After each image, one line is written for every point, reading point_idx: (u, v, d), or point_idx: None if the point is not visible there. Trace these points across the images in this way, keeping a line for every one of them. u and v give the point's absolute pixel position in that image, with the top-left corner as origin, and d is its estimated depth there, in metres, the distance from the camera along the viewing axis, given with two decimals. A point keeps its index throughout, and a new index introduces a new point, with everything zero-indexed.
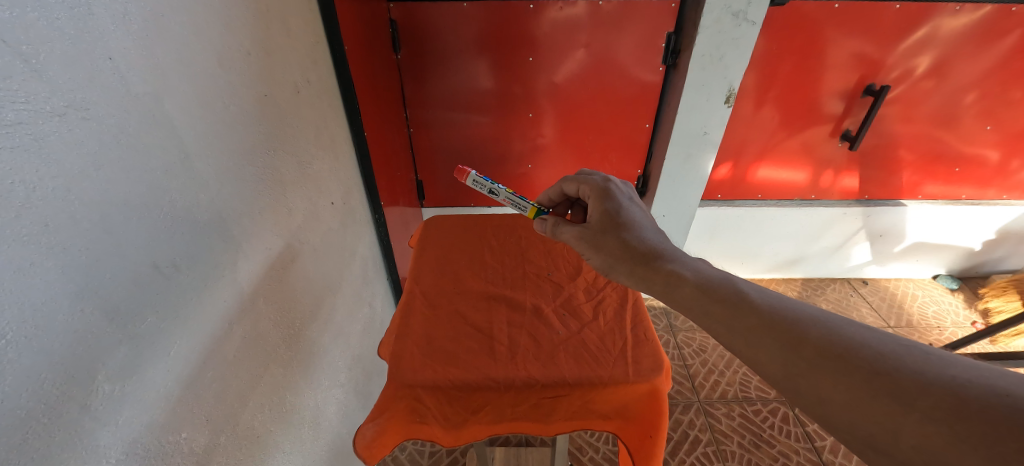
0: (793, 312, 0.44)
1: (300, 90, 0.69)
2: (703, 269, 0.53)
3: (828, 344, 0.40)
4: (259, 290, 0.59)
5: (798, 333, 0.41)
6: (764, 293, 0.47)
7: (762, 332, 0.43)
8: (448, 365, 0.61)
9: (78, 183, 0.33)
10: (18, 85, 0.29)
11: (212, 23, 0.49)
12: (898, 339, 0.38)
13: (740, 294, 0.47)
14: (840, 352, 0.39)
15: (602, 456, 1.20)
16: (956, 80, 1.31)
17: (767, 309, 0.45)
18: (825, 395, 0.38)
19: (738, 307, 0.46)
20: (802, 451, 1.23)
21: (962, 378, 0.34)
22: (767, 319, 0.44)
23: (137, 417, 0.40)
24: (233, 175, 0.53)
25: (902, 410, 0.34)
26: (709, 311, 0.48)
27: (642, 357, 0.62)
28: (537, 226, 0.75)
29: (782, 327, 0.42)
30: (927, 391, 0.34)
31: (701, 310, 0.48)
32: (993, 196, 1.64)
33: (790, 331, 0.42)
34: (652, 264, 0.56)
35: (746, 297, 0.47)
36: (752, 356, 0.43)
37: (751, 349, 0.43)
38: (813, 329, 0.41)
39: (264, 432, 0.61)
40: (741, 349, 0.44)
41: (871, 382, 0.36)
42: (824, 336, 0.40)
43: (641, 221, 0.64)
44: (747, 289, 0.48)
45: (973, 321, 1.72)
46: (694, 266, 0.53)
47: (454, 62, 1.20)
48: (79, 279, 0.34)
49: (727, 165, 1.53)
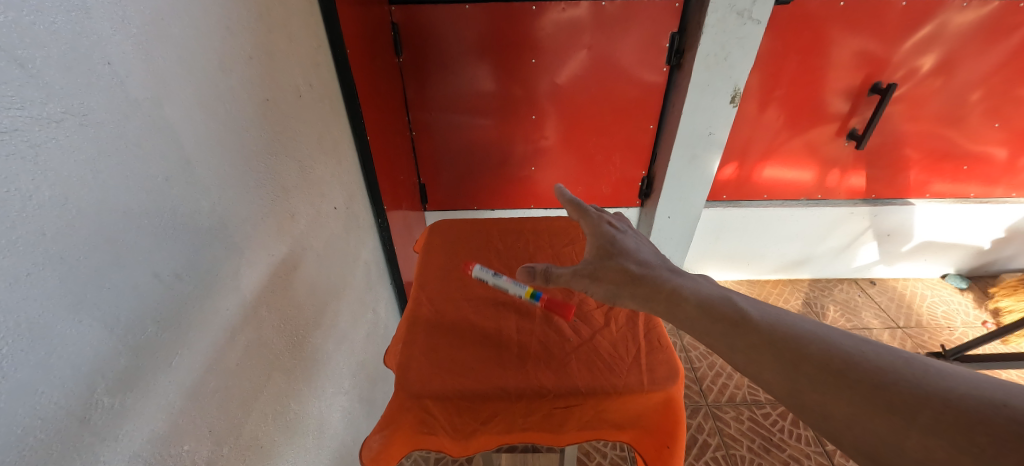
0: (794, 328, 0.43)
1: (302, 94, 0.68)
2: (703, 286, 0.52)
3: (829, 358, 0.38)
4: (261, 298, 0.58)
5: (796, 348, 0.40)
6: (763, 310, 0.46)
7: (763, 347, 0.42)
8: (457, 374, 0.60)
9: (77, 191, 0.33)
10: (14, 91, 0.29)
11: (212, 26, 0.48)
12: (896, 352, 0.37)
13: (740, 310, 0.46)
14: (841, 367, 0.37)
15: (609, 461, 1.18)
16: (963, 77, 1.29)
17: (766, 325, 0.44)
18: (829, 410, 0.36)
19: (741, 325, 0.45)
20: (813, 456, 1.21)
21: (958, 390, 0.32)
22: (768, 334, 0.43)
23: (138, 429, 0.39)
24: (234, 181, 0.52)
25: (903, 423, 0.33)
26: (710, 329, 0.47)
27: (656, 364, 0.61)
28: (518, 270, 0.65)
29: (782, 342, 0.41)
30: (926, 404, 0.32)
31: (705, 329, 0.47)
32: (1000, 195, 1.62)
33: (789, 346, 0.41)
34: (652, 281, 0.55)
35: (746, 316, 0.45)
36: (755, 373, 0.42)
37: (753, 366, 0.42)
38: (812, 344, 0.40)
39: (267, 441, 0.59)
40: (742, 359, 0.43)
41: (872, 397, 0.35)
42: (822, 350, 0.39)
43: (638, 247, 0.63)
44: (747, 306, 0.47)
45: (983, 321, 1.69)
46: (695, 284, 0.52)
47: (455, 64, 1.20)
48: (76, 290, 0.33)
49: (732, 165, 1.51)
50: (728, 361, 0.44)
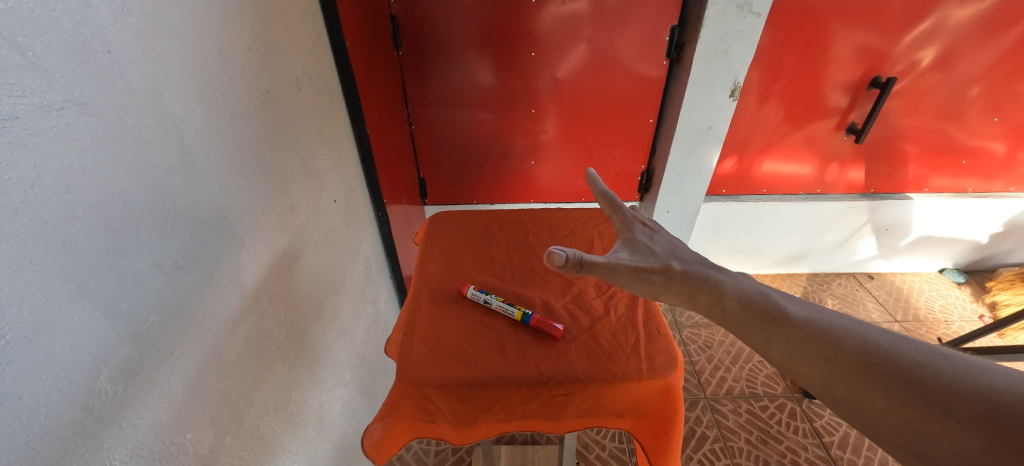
0: (831, 323, 0.43)
1: (301, 86, 0.68)
2: (744, 282, 0.52)
3: (865, 354, 0.39)
4: (261, 289, 0.58)
5: (833, 343, 0.41)
6: (801, 307, 0.47)
7: (800, 342, 0.43)
8: (458, 363, 0.60)
9: (77, 179, 0.33)
10: (15, 78, 0.29)
11: (212, 17, 0.48)
12: (936, 348, 0.38)
13: (778, 306, 0.47)
14: (878, 361, 0.38)
15: (608, 453, 1.19)
16: (963, 72, 1.29)
17: (804, 321, 0.44)
18: (863, 403, 0.37)
19: (779, 321, 0.46)
20: (810, 448, 1.22)
21: (997, 385, 0.33)
22: (805, 331, 0.43)
23: (142, 418, 0.39)
24: (235, 172, 0.52)
25: (938, 415, 0.33)
26: (748, 324, 0.48)
27: (655, 352, 0.62)
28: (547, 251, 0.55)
29: (820, 337, 0.42)
30: (962, 398, 0.33)
31: (744, 324, 0.48)
32: (999, 189, 1.63)
33: (827, 342, 0.42)
34: (694, 278, 0.54)
35: (784, 311, 0.46)
36: (792, 367, 0.43)
37: (789, 360, 0.43)
38: (849, 340, 0.41)
39: (268, 432, 0.60)
40: (779, 354, 0.44)
41: (908, 390, 0.36)
42: (859, 345, 0.40)
43: (675, 242, 0.61)
44: (785, 302, 0.48)
45: (980, 315, 1.71)
46: (736, 279, 0.52)
47: (455, 57, 1.19)
48: (77, 278, 0.33)
49: (732, 159, 1.51)
50: (766, 356, 0.45)
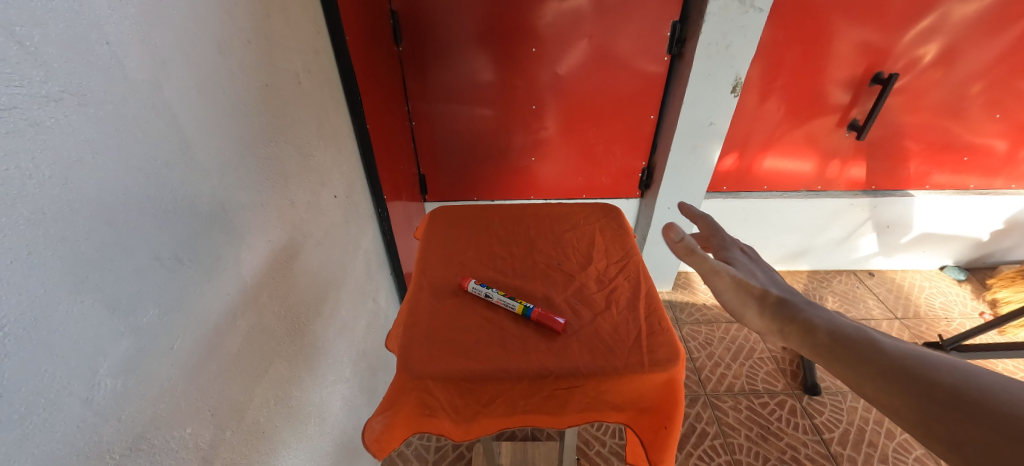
0: (929, 360, 0.39)
1: (301, 80, 0.68)
2: (836, 317, 0.47)
3: (967, 390, 0.35)
4: (261, 283, 0.58)
5: (929, 378, 0.37)
6: (895, 344, 0.42)
7: (892, 374, 0.38)
8: (458, 357, 0.60)
9: (75, 171, 0.32)
10: (12, 67, 0.28)
11: (211, 9, 0.47)
12: None
13: (871, 340, 0.42)
14: (982, 399, 0.34)
15: (608, 449, 1.19)
16: (965, 68, 1.29)
17: (897, 355, 0.40)
18: (963, 438, 0.33)
19: (869, 352, 0.41)
20: (810, 444, 1.22)
21: None
22: (902, 364, 0.39)
23: (141, 412, 0.39)
24: (234, 166, 0.52)
25: None
26: (836, 355, 0.43)
27: (657, 346, 0.62)
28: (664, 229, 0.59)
29: (917, 372, 0.38)
30: None
31: (831, 355, 0.43)
32: (1001, 186, 1.62)
33: (925, 377, 0.37)
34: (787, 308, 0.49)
35: (876, 344, 0.42)
36: (881, 401, 0.38)
37: (877, 392, 0.39)
38: (948, 377, 0.37)
39: (269, 427, 0.60)
40: (869, 387, 0.39)
41: (1012, 426, 0.31)
42: (959, 382, 0.36)
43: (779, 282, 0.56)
44: (880, 339, 0.43)
45: (981, 312, 1.70)
46: (829, 315, 0.48)
47: (455, 53, 1.19)
48: (76, 269, 0.33)
49: (733, 156, 1.51)
50: (855, 391, 0.40)
